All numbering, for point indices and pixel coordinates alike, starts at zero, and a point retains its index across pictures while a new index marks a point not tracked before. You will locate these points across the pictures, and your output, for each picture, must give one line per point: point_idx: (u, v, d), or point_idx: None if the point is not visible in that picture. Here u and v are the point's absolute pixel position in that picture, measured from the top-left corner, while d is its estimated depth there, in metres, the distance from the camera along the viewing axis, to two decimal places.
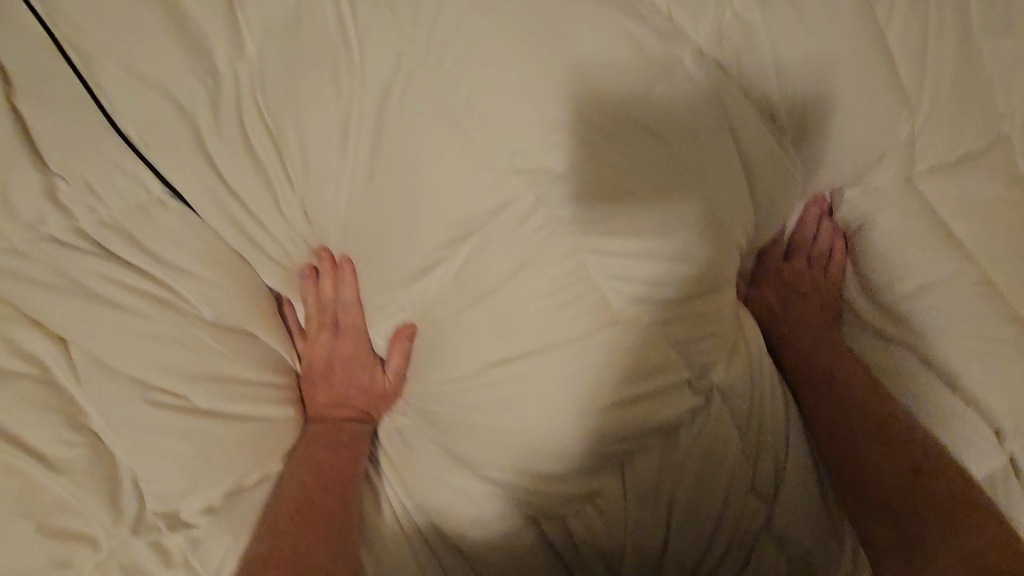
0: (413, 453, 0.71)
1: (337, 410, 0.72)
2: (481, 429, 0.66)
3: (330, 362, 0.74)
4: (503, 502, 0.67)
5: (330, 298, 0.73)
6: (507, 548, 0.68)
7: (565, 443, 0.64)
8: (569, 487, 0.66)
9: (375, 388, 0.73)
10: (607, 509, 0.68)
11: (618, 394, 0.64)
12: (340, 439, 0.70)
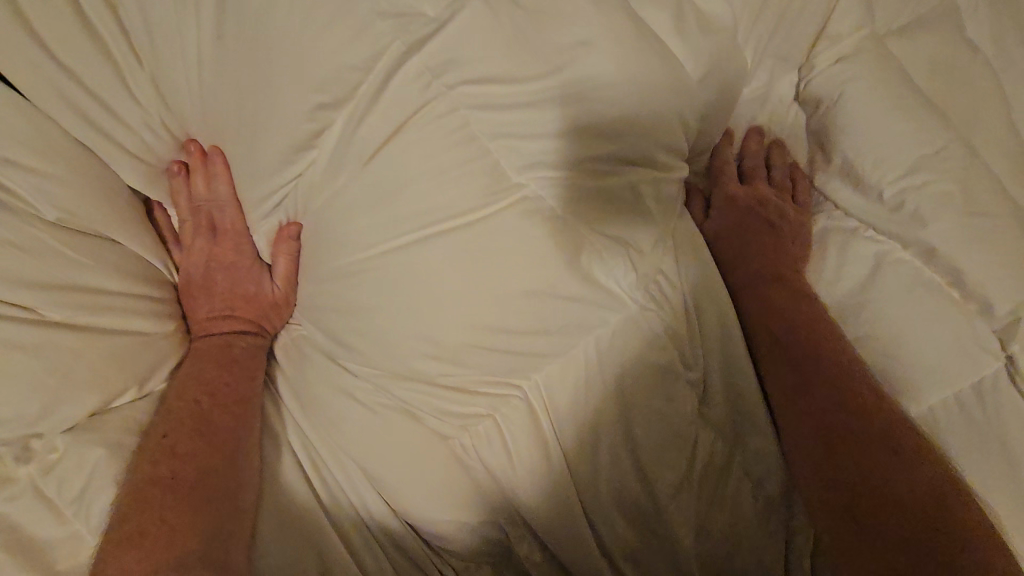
0: (306, 364, 0.61)
1: (224, 321, 0.65)
2: (375, 335, 0.55)
3: (209, 271, 0.65)
4: (405, 421, 0.57)
5: (203, 196, 0.63)
6: (414, 474, 0.57)
7: (473, 348, 0.52)
8: (480, 403, 0.55)
9: (266, 297, 0.65)
10: (525, 436, 0.56)
11: (539, 284, 0.50)
12: (227, 359, 0.62)
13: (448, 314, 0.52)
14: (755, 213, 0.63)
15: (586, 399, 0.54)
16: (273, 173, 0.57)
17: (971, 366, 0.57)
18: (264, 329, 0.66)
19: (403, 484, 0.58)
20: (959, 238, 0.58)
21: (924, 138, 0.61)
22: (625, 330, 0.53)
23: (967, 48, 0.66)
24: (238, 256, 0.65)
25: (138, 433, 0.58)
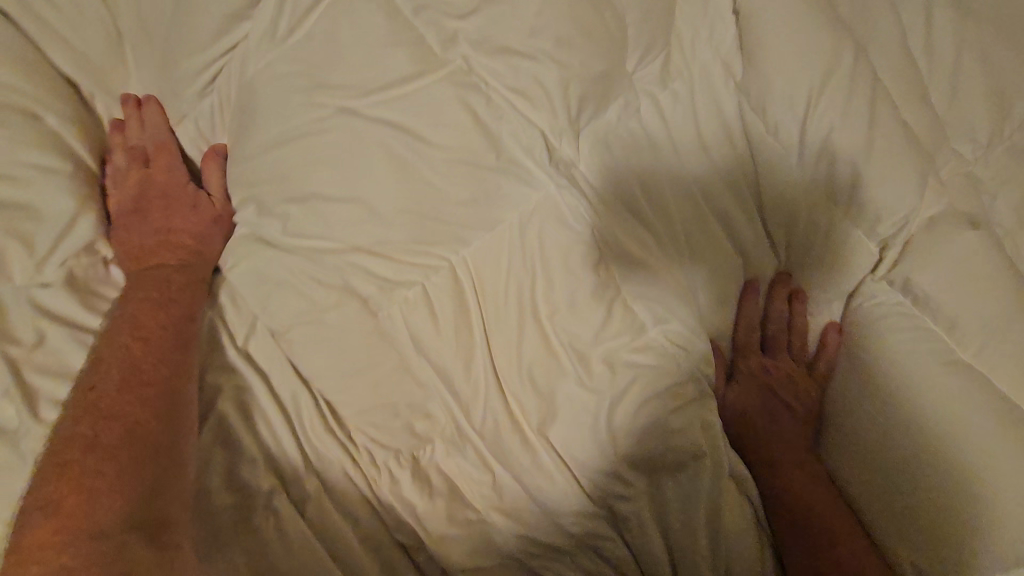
0: (231, 250, 0.59)
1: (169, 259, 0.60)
2: (303, 213, 0.55)
3: (143, 206, 0.61)
4: (331, 300, 0.56)
5: (138, 134, 0.61)
6: (340, 358, 0.58)
7: (400, 228, 0.54)
8: (402, 279, 0.56)
9: (206, 216, 0.62)
10: (445, 327, 0.55)
11: (461, 166, 0.53)
12: (174, 311, 0.57)
13: (376, 182, 0.53)
14: (776, 399, 0.61)
15: (511, 286, 0.54)
16: (203, 51, 0.56)
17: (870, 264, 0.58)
18: (207, 265, 0.61)
19: (329, 369, 0.58)
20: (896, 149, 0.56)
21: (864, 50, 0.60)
22: (550, 212, 0.54)
23: None
24: (175, 184, 0.63)
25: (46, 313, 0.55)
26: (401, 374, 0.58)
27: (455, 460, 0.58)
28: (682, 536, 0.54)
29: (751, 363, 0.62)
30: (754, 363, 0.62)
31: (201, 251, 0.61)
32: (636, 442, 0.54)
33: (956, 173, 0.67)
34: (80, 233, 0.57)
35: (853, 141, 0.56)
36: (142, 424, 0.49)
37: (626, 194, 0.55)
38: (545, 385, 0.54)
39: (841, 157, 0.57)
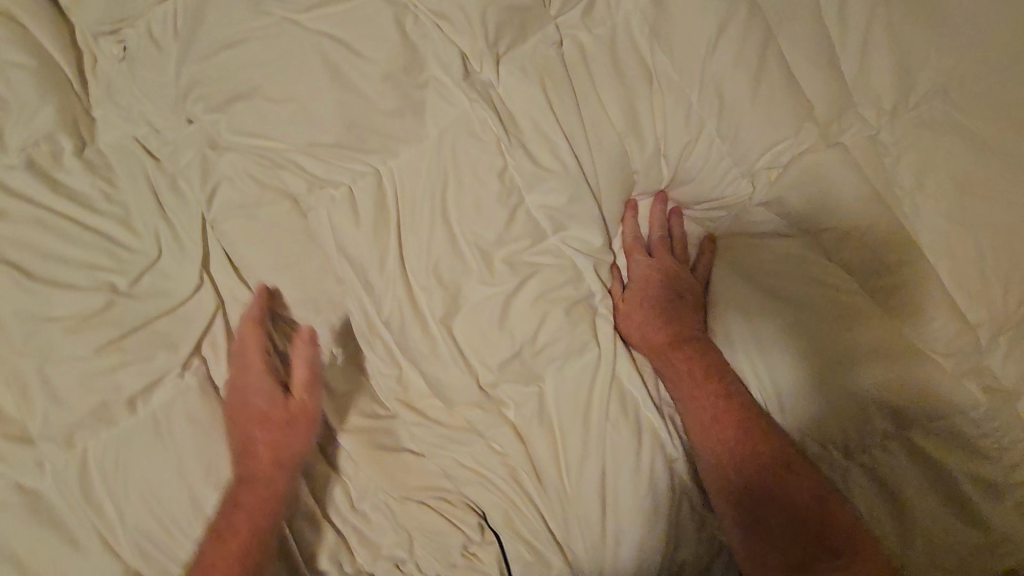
0: (179, 151, 0.61)
1: (285, 442, 0.57)
2: (247, 111, 0.59)
3: (247, 444, 0.57)
4: (266, 199, 0.61)
5: (258, 385, 0.58)
6: (270, 249, 0.62)
7: (333, 132, 0.59)
8: (330, 180, 0.61)
9: (284, 423, 0.58)
10: (367, 227, 0.60)
11: (391, 82, 0.59)
12: (276, 482, 0.57)
13: (314, 87, 0.58)
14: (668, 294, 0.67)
15: (430, 197, 0.59)
16: None
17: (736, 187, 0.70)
18: (313, 416, 0.59)
19: (260, 262, 0.62)
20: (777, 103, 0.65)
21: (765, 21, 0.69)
22: (470, 129, 0.59)
23: None
24: (261, 374, 0.58)
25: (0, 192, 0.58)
26: (324, 276, 0.63)
27: (368, 353, 0.63)
28: (568, 429, 0.60)
29: (639, 264, 0.68)
30: (641, 263, 0.68)
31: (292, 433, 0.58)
32: (525, 342, 0.59)
33: (855, 136, 0.74)
34: (31, 115, 0.59)
35: (744, 95, 0.64)
36: (258, 495, 0.56)
37: (542, 117, 0.60)
38: (451, 283, 0.59)
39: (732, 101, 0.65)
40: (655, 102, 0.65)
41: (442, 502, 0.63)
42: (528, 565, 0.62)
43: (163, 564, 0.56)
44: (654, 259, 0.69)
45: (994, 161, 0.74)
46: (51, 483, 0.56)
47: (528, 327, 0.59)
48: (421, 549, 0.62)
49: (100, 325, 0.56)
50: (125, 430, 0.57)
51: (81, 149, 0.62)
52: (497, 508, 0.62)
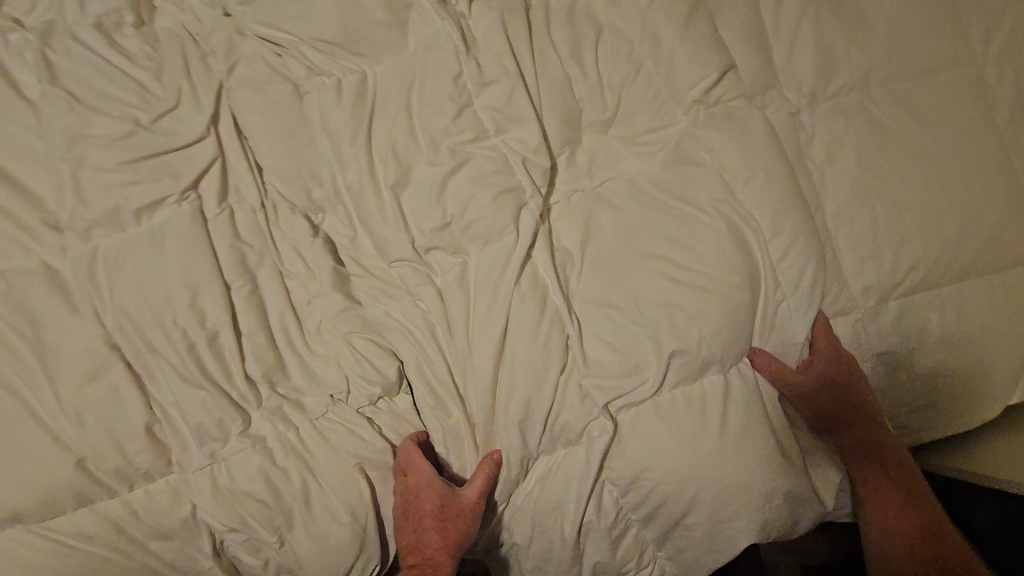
0: (211, 34, 0.77)
1: (422, 536, 0.71)
2: (270, 9, 0.76)
3: (411, 515, 0.72)
4: (274, 79, 0.76)
5: (405, 482, 0.72)
6: (268, 120, 0.76)
7: (333, 34, 0.75)
8: (327, 69, 0.76)
9: (439, 511, 0.70)
10: (346, 110, 0.75)
11: (386, 5, 0.74)
12: (423, 554, 0.71)
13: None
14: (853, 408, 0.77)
15: (401, 96, 0.74)
16: None
17: (676, 127, 0.77)
18: (474, 501, 0.71)
19: (258, 129, 0.76)
20: (710, 64, 0.76)
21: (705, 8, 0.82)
22: (439, 45, 0.74)
23: None
24: (427, 487, 0.71)
25: (75, 41, 0.74)
26: (310, 149, 0.76)
27: (332, 218, 0.78)
28: (479, 297, 0.73)
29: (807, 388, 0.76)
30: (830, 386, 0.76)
31: (448, 537, 0.70)
32: (454, 217, 0.73)
33: (777, 111, 0.86)
34: None
35: (679, 45, 0.76)
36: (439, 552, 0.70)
37: (499, 42, 0.74)
38: (405, 162, 0.73)
39: (669, 60, 0.76)
40: (603, 45, 0.77)
41: (373, 349, 0.74)
42: (429, 407, 0.75)
43: (138, 344, 0.70)
44: (837, 382, 0.76)
45: (892, 150, 0.85)
46: (68, 265, 0.71)
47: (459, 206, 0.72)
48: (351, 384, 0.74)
49: (126, 148, 0.72)
50: (129, 233, 0.72)
51: (140, 25, 0.77)
52: (413, 357, 0.74)
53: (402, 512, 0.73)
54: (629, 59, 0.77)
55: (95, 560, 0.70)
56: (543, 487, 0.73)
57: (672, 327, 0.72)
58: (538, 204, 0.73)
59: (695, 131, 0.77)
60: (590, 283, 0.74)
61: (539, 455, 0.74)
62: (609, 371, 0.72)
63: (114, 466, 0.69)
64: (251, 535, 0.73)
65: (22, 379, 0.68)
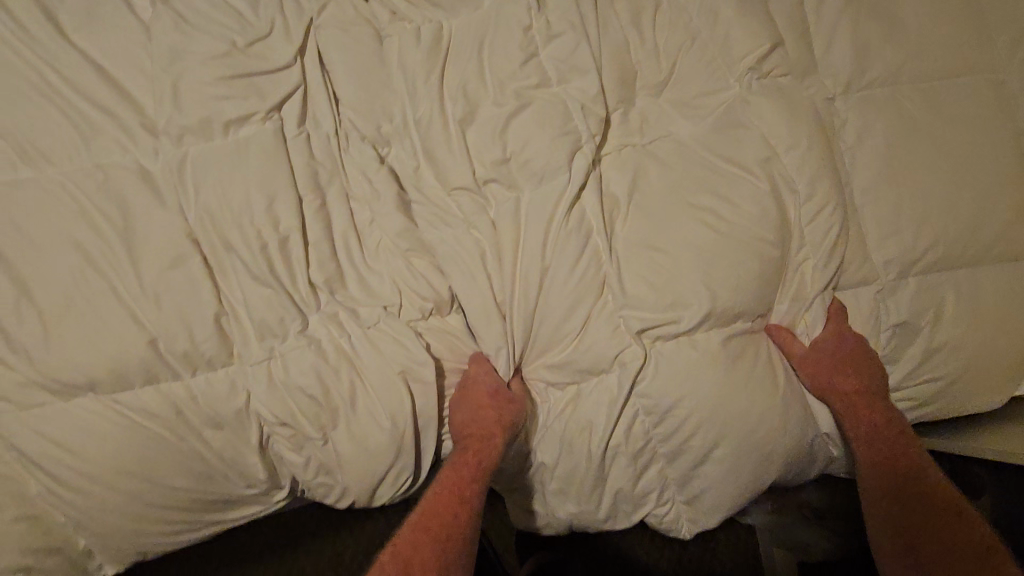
0: None
1: (474, 415, 0.78)
2: None
3: (466, 409, 0.79)
4: (360, 20, 0.84)
5: (465, 378, 0.81)
6: (349, 53, 0.83)
7: None
8: (409, 16, 0.84)
9: (494, 393, 0.79)
10: (424, 52, 0.82)
11: None
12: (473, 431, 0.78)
13: None
14: (856, 384, 0.81)
15: (475, 43, 0.81)
16: None
17: (721, 96, 0.84)
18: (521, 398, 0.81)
19: (340, 60, 0.83)
20: (756, 41, 0.83)
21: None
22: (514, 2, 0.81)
23: None
24: (483, 372, 0.80)
25: None
26: (385, 84, 0.83)
27: (398, 150, 0.84)
28: (529, 228, 0.79)
29: (814, 358, 0.81)
30: (836, 358, 0.81)
31: (500, 417, 0.78)
32: (513, 156, 0.80)
33: (813, 95, 0.92)
34: None
35: (730, 22, 0.84)
36: (485, 446, 0.77)
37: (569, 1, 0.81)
38: (474, 104, 0.81)
39: (718, 38, 0.85)
40: (659, 19, 0.85)
41: (426, 270, 0.81)
42: (473, 329, 0.80)
43: (216, 241, 0.76)
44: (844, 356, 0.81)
45: (919, 138, 0.91)
46: (159, 167, 0.78)
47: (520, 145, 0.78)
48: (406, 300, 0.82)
49: (221, 66, 0.79)
50: (216, 143, 0.79)
51: None
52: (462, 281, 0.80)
53: (456, 408, 0.80)
54: (683, 28, 0.85)
55: (154, 439, 0.76)
56: (575, 409, 0.80)
57: (706, 270, 0.78)
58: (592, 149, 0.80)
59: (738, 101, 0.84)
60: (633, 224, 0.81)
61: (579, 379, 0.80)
62: (648, 304, 0.78)
63: (182, 350, 0.75)
64: (298, 430, 0.78)
65: (110, 262, 0.75)
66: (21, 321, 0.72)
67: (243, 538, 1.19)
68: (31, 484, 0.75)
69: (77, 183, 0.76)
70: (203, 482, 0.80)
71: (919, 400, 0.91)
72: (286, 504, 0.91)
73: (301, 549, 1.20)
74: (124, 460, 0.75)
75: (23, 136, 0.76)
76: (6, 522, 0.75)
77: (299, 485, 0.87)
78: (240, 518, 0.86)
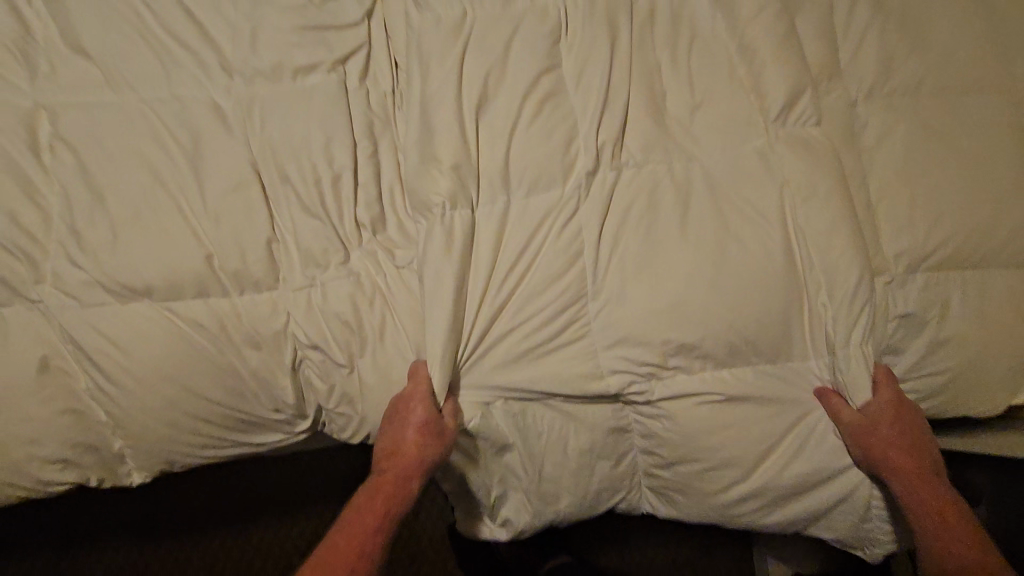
0: None
1: (399, 441, 0.79)
2: None
3: (395, 433, 0.80)
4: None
5: (401, 399, 0.81)
6: (409, 24, 0.88)
7: None
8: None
9: (428, 425, 0.79)
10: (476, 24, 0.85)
11: None
12: (394, 459, 0.79)
13: None
14: (899, 441, 0.82)
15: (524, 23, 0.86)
16: None
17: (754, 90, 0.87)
18: (451, 430, 0.80)
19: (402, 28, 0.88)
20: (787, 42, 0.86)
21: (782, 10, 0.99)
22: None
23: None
24: (420, 400, 0.79)
25: None
26: (432, 48, 0.84)
27: (438, 106, 0.83)
28: (562, 192, 0.83)
29: (861, 419, 0.81)
30: (881, 419, 0.82)
31: (426, 450, 0.78)
32: (552, 127, 0.84)
33: (837, 99, 0.98)
34: None
35: (771, 19, 0.87)
36: (402, 474, 0.79)
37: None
38: (520, 74, 0.84)
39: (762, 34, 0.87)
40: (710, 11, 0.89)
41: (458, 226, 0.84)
42: (496, 282, 0.82)
43: (274, 174, 0.83)
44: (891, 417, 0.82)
45: (935, 147, 0.97)
46: (231, 104, 0.85)
47: (563, 113, 0.84)
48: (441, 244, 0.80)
49: (295, 17, 0.86)
50: (284, 87, 0.86)
51: None
52: (495, 231, 0.82)
53: (389, 429, 0.80)
54: (729, 13, 0.88)
55: (197, 350, 0.81)
56: (579, 379, 0.83)
57: (720, 258, 0.82)
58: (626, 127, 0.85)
59: (770, 96, 0.86)
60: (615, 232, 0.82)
61: (568, 368, 0.83)
62: (634, 339, 0.82)
63: (234, 269, 0.81)
64: (328, 356, 0.83)
65: (178, 183, 0.81)
66: (93, 227, 0.79)
67: (261, 472, 1.28)
68: (81, 379, 0.81)
69: (156, 111, 0.83)
70: (235, 400, 0.85)
71: (920, 392, 0.95)
72: (306, 437, 0.94)
73: (313, 486, 1.29)
74: (167, 366, 0.81)
75: (113, 65, 0.84)
76: (53, 413, 0.80)
77: (321, 418, 0.91)
78: (262, 444, 0.90)
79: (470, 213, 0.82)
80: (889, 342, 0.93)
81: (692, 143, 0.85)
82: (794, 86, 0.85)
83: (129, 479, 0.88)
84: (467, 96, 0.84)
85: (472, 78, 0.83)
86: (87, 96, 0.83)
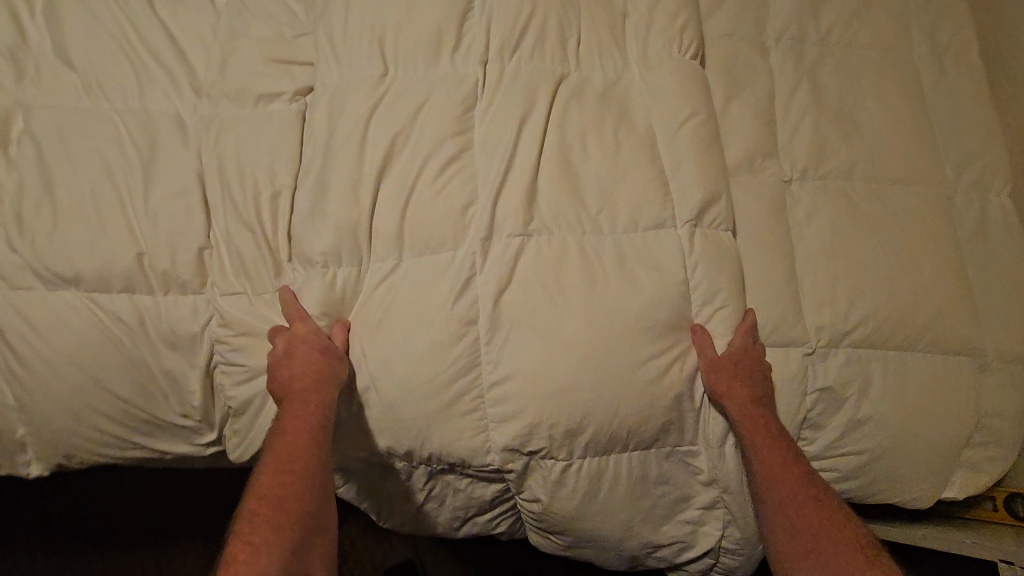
0: None
1: (305, 368, 0.80)
2: None
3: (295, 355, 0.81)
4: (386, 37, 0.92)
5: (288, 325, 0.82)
6: (359, 63, 0.89)
7: (441, 16, 0.89)
8: (426, 34, 0.89)
9: (323, 348, 0.81)
10: (430, 71, 0.89)
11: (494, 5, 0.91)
12: (304, 393, 0.79)
13: None
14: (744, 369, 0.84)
15: (472, 75, 0.89)
16: None
17: (683, 163, 0.90)
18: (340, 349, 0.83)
19: (356, 61, 0.89)
20: (711, 126, 0.94)
21: (730, 90, 1.04)
22: (522, 49, 0.91)
23: (797, 78, 1.07)
24: (312, 329, 0.82)
25: None
26: (379, 89, 0.87)
27: (378, 138, 0.86)
28: (481, 226, 0.83)
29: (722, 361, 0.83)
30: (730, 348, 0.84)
31: (331, 368, 0.81)
32: (484, 169, 0.86)
33: (775, 172, 1.02)
34: None
35: (702, 104, 0.94)
36: (308, 402, 0.79)
37: (568, 48, 0.93)
38: (463, 118, 0.87)
39: (692, 118, 0.92)
40: (653, 84, 0.94)
41: (382, 251, 0.84)
42: (412, 313, 0.82)
43: (217, 185, 0.88)
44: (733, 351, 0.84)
45: (863, 226, 1.00)
46: (194, 119, 0.92)
47: (496, 155, 0.86)
48: (360, 267, 0.85)
49: (267, 50, 0.93)
50: (244, 109, 0.92)
51: None
52: (417, 258, 0.84)
53: (285, 356, 0.81)
54: (669, 85, 0.93)
55: (110, 343, 0.83)
56: (449, 445, 0.82)
57: (615, 327, 0.81)
58: (557, 174, 0.87)
59: (697, 170, 0.90)
60: (528, 282, 0.82)
61: (445, 437, 0.82)
62: (515, 413, 0.81)
63: (162, 269, 0.84)
64: (235, 363, 0.85)
65: (126, 183, 0.87)
66: (38, 215, 0.84)
67: (183, 479, 1.26)
68: None
69: (123, 117, 0.90)
70: (140, 399, 0.85)
71: (839, 471, 0.94)
72: (213, 450, 0.93)
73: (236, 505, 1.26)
74: (80, 355, 0.82)
75: (93, 74, 0.91)
76: None
77: (226, 432, 0.90)
78: (165, 452, 0.90)
79: (392, 241, 0.84)
80: (807, 416, 0.93)
81: (616, 199, 0.87)
82: (707, 163, 0.91)
83: (27, 468, 0.89)
84: (408, 134, 0.86)
85: (412, 119, 0.86)
86: (62, 98, 0.90)
